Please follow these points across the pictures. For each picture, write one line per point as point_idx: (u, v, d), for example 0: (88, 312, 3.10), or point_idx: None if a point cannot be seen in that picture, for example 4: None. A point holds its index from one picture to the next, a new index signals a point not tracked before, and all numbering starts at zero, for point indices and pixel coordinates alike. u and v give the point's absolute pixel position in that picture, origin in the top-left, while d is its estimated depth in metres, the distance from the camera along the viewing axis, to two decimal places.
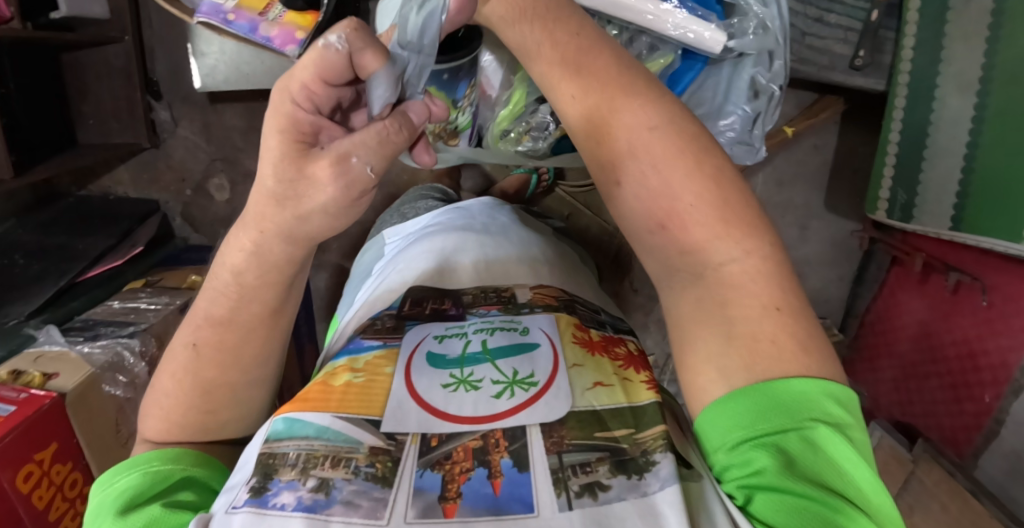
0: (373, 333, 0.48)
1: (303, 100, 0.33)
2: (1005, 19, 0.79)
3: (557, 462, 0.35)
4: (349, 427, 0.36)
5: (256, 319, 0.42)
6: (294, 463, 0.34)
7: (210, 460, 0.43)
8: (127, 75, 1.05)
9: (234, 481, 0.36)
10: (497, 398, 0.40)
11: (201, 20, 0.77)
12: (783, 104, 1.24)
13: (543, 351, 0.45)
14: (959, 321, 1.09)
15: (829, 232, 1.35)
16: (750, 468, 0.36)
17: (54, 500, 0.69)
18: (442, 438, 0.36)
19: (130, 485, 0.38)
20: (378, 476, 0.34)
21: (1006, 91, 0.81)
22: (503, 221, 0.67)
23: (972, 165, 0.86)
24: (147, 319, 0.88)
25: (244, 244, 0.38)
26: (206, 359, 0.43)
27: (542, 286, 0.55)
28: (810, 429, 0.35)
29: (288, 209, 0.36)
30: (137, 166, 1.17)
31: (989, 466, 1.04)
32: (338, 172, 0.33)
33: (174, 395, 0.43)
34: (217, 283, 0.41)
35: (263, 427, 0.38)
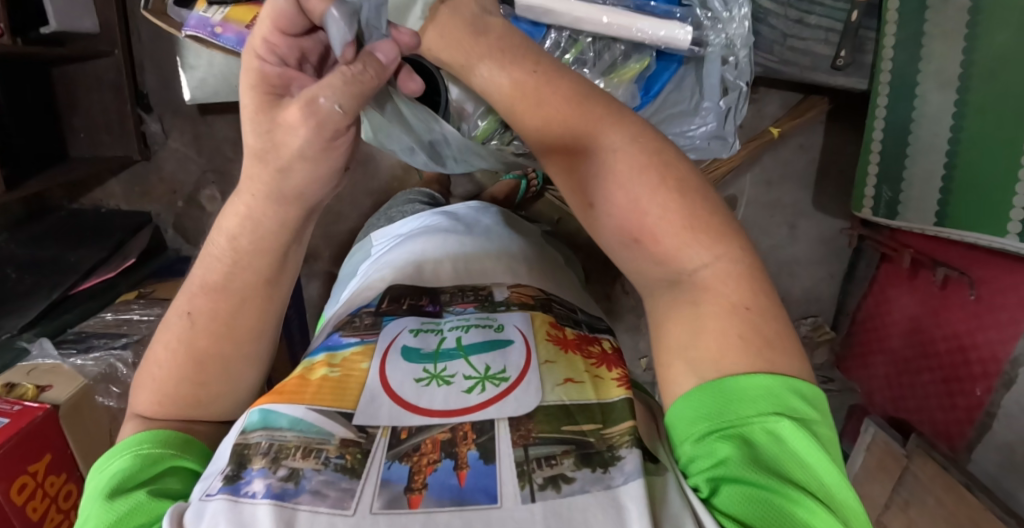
0: (351, 330, 0.49)
1: (266, 53, 0.35)
2: (983, 16, 0.81)
3: (522, 455, 0.35)
4: (321, 418, 0.37)
5: (250, 286, 0.43)
6: (266, 452, 0.35)
7: (197, 446, 0.42)
8: (118, 89, 1.05)
9: (209, 470, 0.36)
10: (468, 392, 0.40)
11: (190, 33, 0.78)
12: (768, 105, 1.25)
13: (517, 346, 0.46)
14: (948, 316, 1.09)
15: (818, 230, 1.37)
16: (713, 459, 0.36)
17: (48, 511, 0.69)
18: (411, 431, 0.37)
19: (120, 467, 0.38)
20: (347, 467, 0.34)
21: (985, 87, 0.82)
22: (486, 225, 0.68)
23: (955, 161, 0.88)
24: (140, 331, 0.89)
25: (239, 209, 0.41)
26: (201, 329, 0.43)
27: (520, 285, 0.56)
28: (775, 424, 0.35)
29: (270, 163, 0.37)
30: (129, 179, 1.18)
31: (983, 459, 1.05)
32: (306, 114, 0.34)
33: (167, 367, 0.43)
34: (211, 251, 0.43)
35: (239, 420, 0.39)
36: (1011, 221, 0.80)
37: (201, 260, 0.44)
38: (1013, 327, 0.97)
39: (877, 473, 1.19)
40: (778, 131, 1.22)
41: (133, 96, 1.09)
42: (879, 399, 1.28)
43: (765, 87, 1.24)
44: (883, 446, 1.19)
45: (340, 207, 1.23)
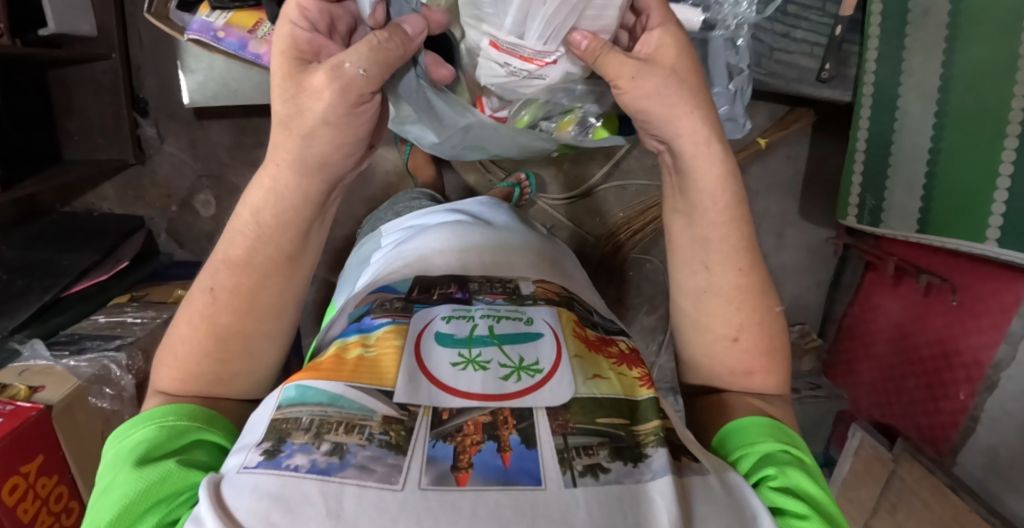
0: (382, 311, 0.48)
1: (299, 20, 0.41)
2: (961, 32, 0.84)
3: (562, 444, 0.36)
4: (361, 395, 0.37)
5: (272, 261, 0.44)
6: (307, 427, 0.35)
7: (221, 420, 0.43)
8: (114, 92, 1.06)
9: (242, 442, 0.37)
10: (504, 380, 0.40)
11: (193, 37, 0.79)
12: (756, 116, 1.29)
13: (547, 340, 0.45)
14: (932, 321, 1.12)
15: (805, 239, 1.40)
16: (777, 462, 0.44)
17: (40, 513, 0.67)
18: (453, 412, 0.37)
19: (146, 438, 0.39)
20: (392, 443, 0.34)
21: (963, 98, 0.86)
22: (503, 225, 0.69)
23: (935, 169, 0.91)
24: (133, 332, 0.88)
25: (265, 181, 0.42)
26: (222, 304, 0.44)
27: (545, 281, 0.57)
28: (807, 459, 0.46)
29: (295, 130, 0.39)
30: (123, 183, 1.17)
31: (967, 462, 1.07)
32: (332, 77, 0.38)
33: (190, 343, 0.44)
34: (235, 226, 0.44)
35: (271, 394, 0.39)
36: (990, 227, 0.83)
37: (225, 236, 0.44)
38: (994, 332, 1.00)
39: (865, 477, 1.21)
40: (766, 141, 1.26)
41: (130, 100, 1.09)
42: (865, 405, 1.30)
43: (753, 99, 1.27)
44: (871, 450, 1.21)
45: (335, 213, 1.23)
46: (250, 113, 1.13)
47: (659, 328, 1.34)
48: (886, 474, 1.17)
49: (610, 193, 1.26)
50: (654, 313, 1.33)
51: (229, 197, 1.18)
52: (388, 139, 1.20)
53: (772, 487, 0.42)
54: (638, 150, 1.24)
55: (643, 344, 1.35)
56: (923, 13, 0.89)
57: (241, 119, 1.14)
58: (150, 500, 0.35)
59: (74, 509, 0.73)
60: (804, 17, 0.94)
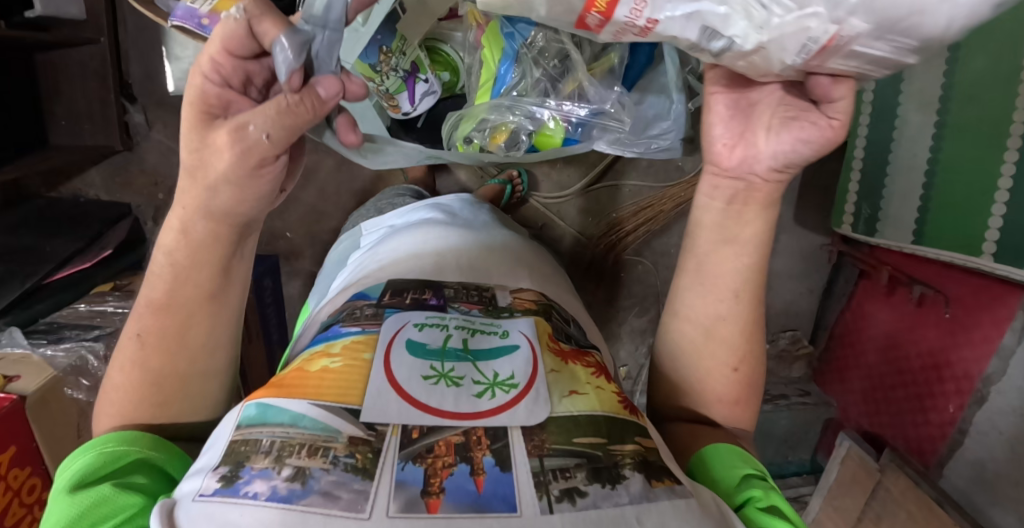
0: (351, 320, 0.47)
1: (209, 73, 0.36)
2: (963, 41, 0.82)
3: (538, 466, 0.34)
4: (326, 414, 0.35)
5: (194, 301, 0.43)
6: (267, 450, 0.32)
7: (169, 445, 0.42)
8: (102, 77, 1.04)
9: (197, 465, 0.34)
10: (478, 397, 0.39)
11: (176, 24, 0.78)
12: None
13: (523, 353, 0.44)
14: (924, 333, 1.12)
15: (799, 246, 1.39)
16: (759, 485, 0.43)
17: (11, 505, 0.67)
18: (423, 431, 0.35)
19: (83, 467, 0.37)
20: (359, 467, 0.32)
21: (963, 110, 0.84)
22: (485, 226, 0.68)
23: (932, 181, 0.90)
24: (114, 323, 0.87)
25: (173, 223, 0.42)
26: (150, 349, 0.43)
27: (522, 291, 0.56)
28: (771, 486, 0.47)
29: (198, 180, 0.39)
30: (110, 169, 1.16)
31: (954, 474, 1.06)
32: (235, 140, 0.37)
33: (121, 389, 0.43)
34: (152, 270, 0.43)
35: (232, 411, 0.37)
36: (986, 242, 0.82)
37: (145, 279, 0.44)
38: (985, 345, 1.00)
39: (851, 486, 1.21)
40: None
41: (118, 86, 1.07)
42: (854, 414, 1.30)
43: None
44: (858, 461, 1.20)
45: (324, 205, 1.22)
46: None
47: (649, 330, 1.33)
48: (871, 485, 1.17)
49: (603, 193, 1.24)
50: (644, 316, 1.32)
51: None
52: None
53: (759, 507, 0.41)
54: None
55: (631, 346, 1.35)
56: None
57: None
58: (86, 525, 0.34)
59: (47, 501, 0.72)
60: None
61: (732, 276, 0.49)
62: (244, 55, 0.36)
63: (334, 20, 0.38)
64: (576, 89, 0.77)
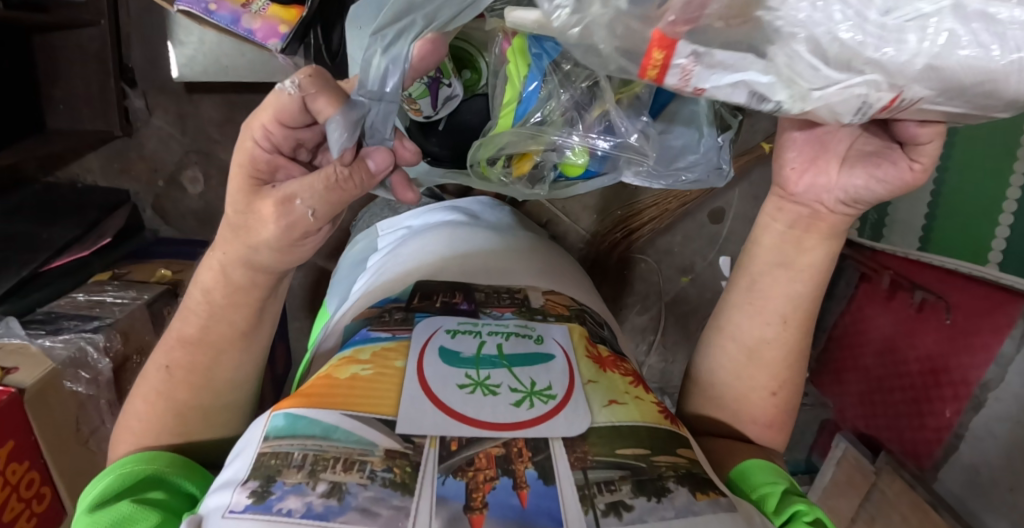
0: (380, 324, 0.46)
1: (262, 139, 0.37)
2: None
3: (582, 479, 0.33)
4: (360, 426, 0.34)
5: (225, 339, 0.43)
6: (299, 464, 0.31)
7: (188, 462, 0.40)
8: (101, 61, 1.01)
9: (223, 478, 0.33)
10: (517, 406, 0.38)
11: (182, 9, 0.76)
12: None
13: (559, 363, 0.43)
14: (924, 338, 1.12)
15: None
16: (799, 498, 0.43)
17: (9, 500, 0.65)
18: (462, 443, 0.34)
19: (105, 489, 0.36)
20: (396, 482, 0.31)
21: None
22: (507, 228, 0.67)
23: (940, 189, 0.90)
24: (112, 313, 0.84)
25: (215, 265, 0.42)
26: (177, 382, 0.43)
27: (555, 293, 0.55)
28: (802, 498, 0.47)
29: (241, 238, 0.40)
30: (109, 154, 1.13)
31: (948, 479, 1.07)
32: (281, 213, 0.37)
33: (144, 418, 0.43)
34: (188, 304, 0.44)
35: (257, 421, 0.36)
36: (992, 251, 0.83)
37: (179, 313, 0.44)
38: (985, 353, 0.99)
39: (845, 487, 1.24)
40: None
41: (118, 70, 1.04)
42: (850, 416, 1.31)
43: None
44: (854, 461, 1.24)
45: None
46: (242, 89, 1.08)
47: (650, 328, 1.33)
48: (867, 486, 1.19)
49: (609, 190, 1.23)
50: (646, 314, 1.32)
51: (218, 175, 1.14)
52: None
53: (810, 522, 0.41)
54: None
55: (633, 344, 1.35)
56: None
57: (233, 95, 1.10)
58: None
59: (46, 495, 0.71)
60: None
61: (781, 301, 0.49)
62: (299, 124, 0.37)
63: (391, 93, 0.36)
64: (603, 117, 0.62)
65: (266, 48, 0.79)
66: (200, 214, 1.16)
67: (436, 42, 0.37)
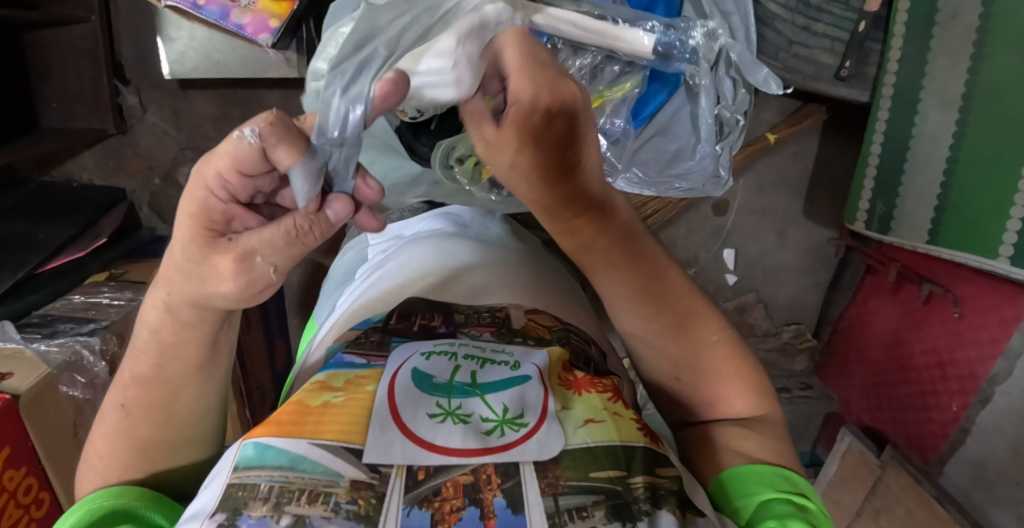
0: (356, 348, 0.45)
1: (218, 187, 0.34)
2: (990, 37, 0.80)
3: (553, 506, 0.32)
4: (326, 455, 0.32)
5: (181, 375, 0.42)
6: (265, 496, 0.30)
7: (158, 495, 0.41)
8: (93, 57, 0.99)
9: (194, 508, 0.31)
10: (487, 435, 0.36)
11: (170, 4, 0.74)
12: (765, 110, 1.24)
13: (534, 384, 0.41)
14: (927, 331, 1.11)
15: (807, 239, 1.36)
16: (773, 515, 0.41)
17: (8, 506, 0.65)
18: (429, 471, 0.33)
19: (74, 523, 0.37)
20: (361, 514, 0.30)
21: (986, 108, 0.81)
22: (494, 238, 0.66)
23: (950, 181, 0.87)
24: (108, 315, 0.84)
25: (157, 302, 0.39)
26: (138, 418, 0.42)
27: (537, 312, 0.54)
28: (813, 505, 0.43)
29: (194, 283, 0.37)
30: (104, 152, 1.12)
31: (954, 472, 1.06)
32: (240, 268, 0.35)
33: (107, 455, 0.42)
34: (137, 343, 0.42)
35: (228, 452, 0.34)
36: (1003, 244, 0.80)
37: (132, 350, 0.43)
38: (992, 346, 0.98)
39: (850, 482, 1.22)
40: (774, 138, 1.22)
41: (110, 66, 1.03)
42: (856, 408, 1.30)
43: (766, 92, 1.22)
44: (858, 455, 1.22)
45: None
46: (237, 84, 1.07)
47: None
48: (871, 481, 1.17)
49: None
50: None
51: None
52: None
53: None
54: None
55: None
56: (951, 14, 0.84)
57: (227, 90, 1.08)
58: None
59: (44, 500, 0.71)
60: (825, 10, 0.90)
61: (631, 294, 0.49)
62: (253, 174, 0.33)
63: (351, 138, 0.34)
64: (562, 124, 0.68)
65: (256, 43, 0.78)
66: None
67: (399, 83, 0.36)
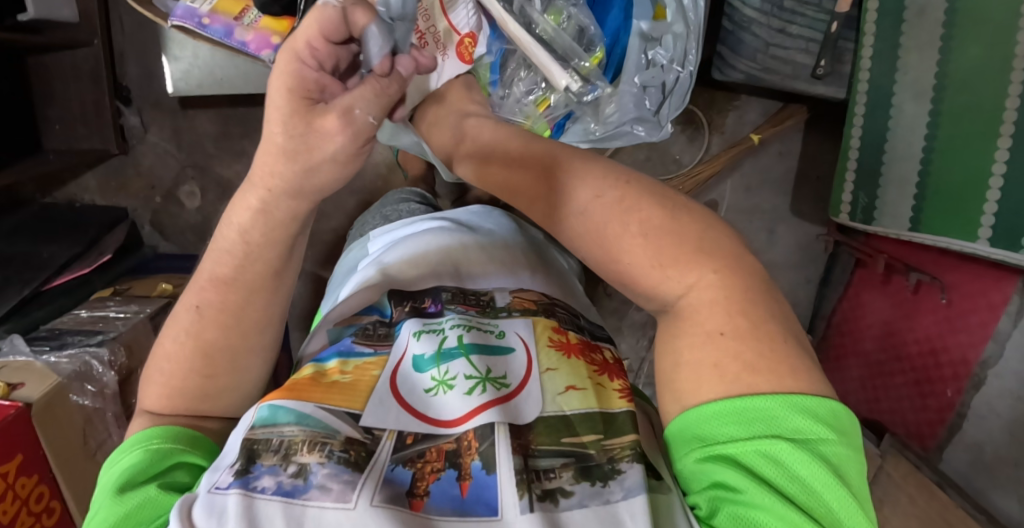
0: (363, 338, 0.46)
1: (307, 56, 0.33)
2: (957, 30, 0.84)
3: (522, 464, 0.34)
4: (329, 416, 0.35)
5: (259, 279, 0.41)
6: (276, 448, 0.33)
7: (208, 442, 0.42)
8: (96, 80, 1.02)
9: (218, 463, 0.34)
10: (470, 394, 0.39)
11: (175, 24, 0.77)
12: (749, 112, 1.28)
13: (518, 355, 0.44)
14: (922, 321, 1.10)
15: (796, 236, 1.40)
16: (708, 483, 0.35)
17: (19, 514, 0.67)
18: (417, 437, 0.36)
19: (134, 463, 0.39)
20: (351, 461, 0.33)
21: (958, 98, 0.85)
22: (490, 228, 0.67)
23: (927, 169, 0.91)
24: (115, 327, 0.85)
25: (251, 202, 0.37)
26: (207, 321, 0.42)
27: (523, 290, 0.54)
28: (772, 443, 0.32)
29: (298, 164, 0.34)
30: (106, 173, 1.14)
31: (954, 457, 1.07)
32: (344, 123, 0.32)
33: (172, 360, 0.43)
34: (219, 244, 0.40)
35: (247, 413, 0.37)
36: (982, 226, 0.83)
37: (209, 251, 0.42)
38: (982, 330, 1.01)
39: None
40: (759, 138, 1.26)
41: (112, 88, 1.06)
42: (854, 400, 1.26)
43: (748, 94, 1.27)
44: None
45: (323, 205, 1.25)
46: (236, 102, 1.10)
47: (650, 324, 1.33)
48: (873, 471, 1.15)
49: None
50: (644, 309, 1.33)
51: (215, 189, 1.15)
52: None
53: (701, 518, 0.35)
54: None
55: (633, 339, 1.35)
56: (919, 11, 0.88)
57: (226, 109, 1.11)
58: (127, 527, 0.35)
59: (55, 509, 0.72)
60: (800, 12, 0.94)
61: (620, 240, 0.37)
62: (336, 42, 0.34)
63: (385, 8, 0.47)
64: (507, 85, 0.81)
65: (258, 59, 0.80)
66: (198, 228, 1.17)
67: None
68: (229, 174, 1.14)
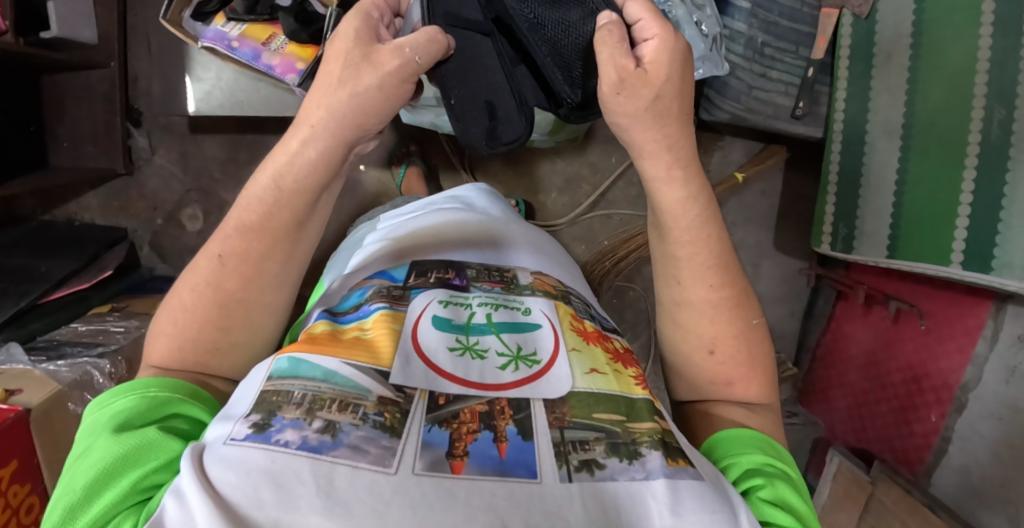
0: (380, 297, 0.50)
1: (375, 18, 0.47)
2: (919, 75, 0.93)
3: (559, 436, 0.39)
4: (357, 373, 0.39)
5: (286, 226, 0.46)
6: (299, 401, 0.37)
7: (202, 395, 0.45)
8: (109, 100, 1.05)
9: (226, 411, 0.38)
10: (502, 369, 0.44)
11: (206, 45, 0.81)
12: (733, 153, 1.37)
13: (545, 331, 0.50)
14: (902, 347, 1.16)
15: (779, 270, 1.46)
16: (761, 474, 0.46)
17: (9, 522, 0.65)
18: (449, 398, 0.40)
19: (128, 409, 0.40)
20: (386, 425, 0.36)
21: (924, 134, 0.93)
22: (499, 212, 0.72)
23: (901, 200, 0.98)
24: (115, 341, 0.86)
25: (291, 145, 0.44)
26: (229, 269, 0.46)
27: (542, 273, 0.61)
28: (792, 470, 0.49)
29: (345, 88, 0.41)
30: (109, 193, 1.15)
31: (942, 482, 1.07)
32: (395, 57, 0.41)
33: (191, 308, 0.46)
34: (254, 189, 0.46)
35: (264, 364, 0.41)
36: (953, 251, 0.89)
37: (239, 203, 0.47)
38: (961, 356, 1.04)
39: (843, 502, 1.20)
40: (743, 175, 1.34)
41: (124, 109, 1.08)
42: (840, 431, 1.32)
43: (732, 135, 1.37)
44: (847, 474, 1.22)
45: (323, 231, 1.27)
46: (242, 127, 1.13)
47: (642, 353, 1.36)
48: (863, 498, 1.16)
49: (595, 222, 1.31)
50: (636, 339, 1.36)
51: (217, 213, 1.16)
52: (381, 161, 1.27)
53: (762, 498, 0.44)
54: (624, 181, 1.29)
55: None
56: (886, 57, 0.98)
57: (235, 135, 1.14)
58: (127, 462, 0.37)
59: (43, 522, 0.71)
60: (778, 59, 1.03)
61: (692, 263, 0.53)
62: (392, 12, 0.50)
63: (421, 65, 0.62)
64: None
65: (282, 82, 0.85)
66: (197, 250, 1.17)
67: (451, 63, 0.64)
68: (233, 199, 1.15)
